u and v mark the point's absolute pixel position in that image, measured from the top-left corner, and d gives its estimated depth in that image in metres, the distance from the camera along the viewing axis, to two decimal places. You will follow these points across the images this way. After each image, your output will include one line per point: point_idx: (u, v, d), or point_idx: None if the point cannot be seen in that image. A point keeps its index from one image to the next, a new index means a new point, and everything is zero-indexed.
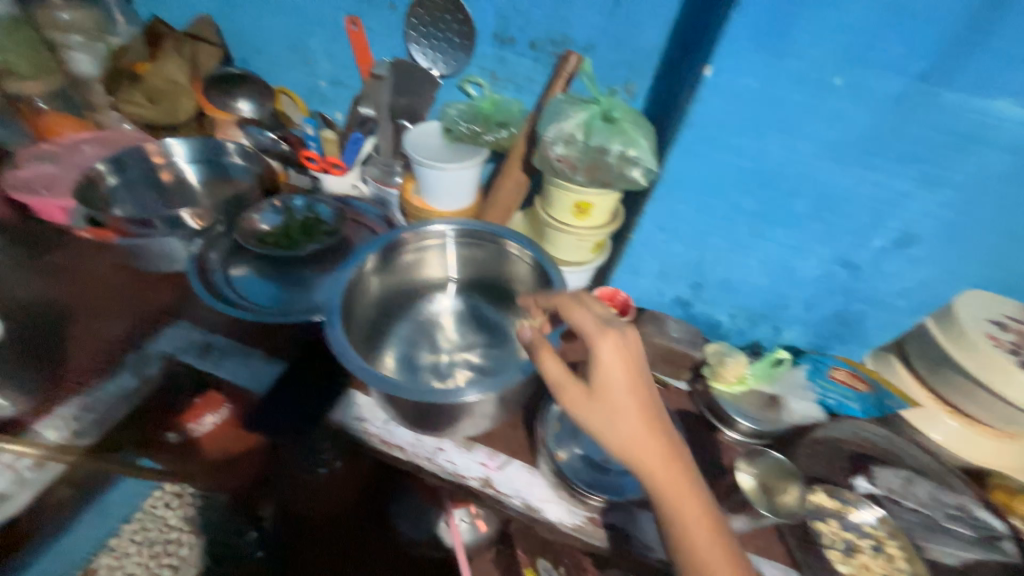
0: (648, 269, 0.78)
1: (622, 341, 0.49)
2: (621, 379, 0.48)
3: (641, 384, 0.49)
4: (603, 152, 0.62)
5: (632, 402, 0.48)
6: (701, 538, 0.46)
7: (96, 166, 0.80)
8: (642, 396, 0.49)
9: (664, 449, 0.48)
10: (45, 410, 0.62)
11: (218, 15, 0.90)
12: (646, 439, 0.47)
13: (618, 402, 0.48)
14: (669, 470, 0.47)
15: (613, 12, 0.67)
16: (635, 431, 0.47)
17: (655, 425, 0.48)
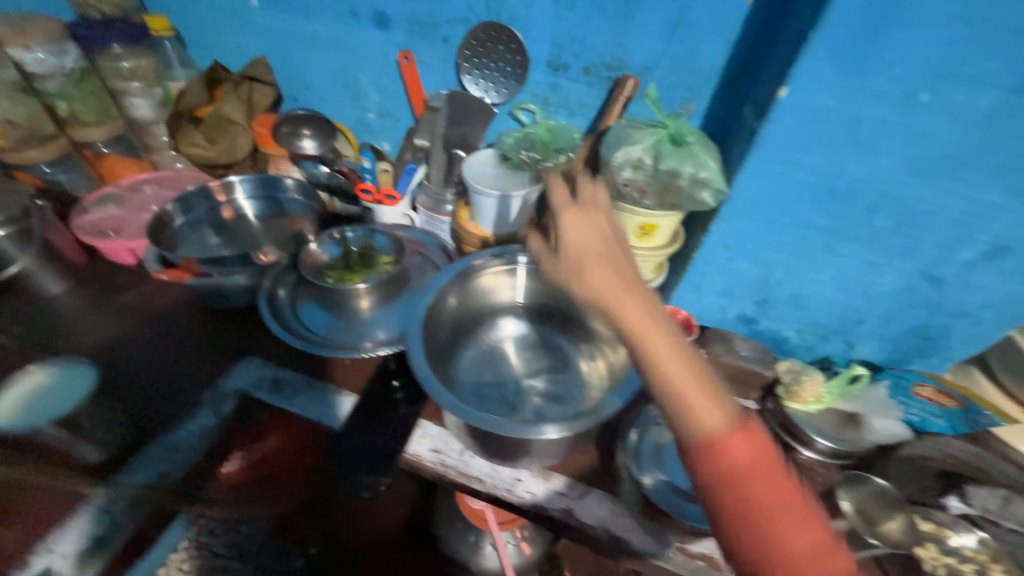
0: (710, 287, 0.77)
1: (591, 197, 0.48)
2: (581, 224, 0.46)
3: (604, 228, 0.46)
4: (675, 175, 0.61)
5: (601, 241, 0.45)
6: (681, 374, 0.38)
7: (166, 208, 0.82)
8: (607, 234, 0.45)
9: (626, 279, 0.42)
10: (136, 454, 0.63)
11: (271, 55, 0.93)
12: (613, 275, 0.42)
13: (583, 242, 0.44)
14: (636, 300, 0.41)
15: (671, 35, 0.67)
16: (597, 265, 0.43)
17: (617, 260, 0.44)
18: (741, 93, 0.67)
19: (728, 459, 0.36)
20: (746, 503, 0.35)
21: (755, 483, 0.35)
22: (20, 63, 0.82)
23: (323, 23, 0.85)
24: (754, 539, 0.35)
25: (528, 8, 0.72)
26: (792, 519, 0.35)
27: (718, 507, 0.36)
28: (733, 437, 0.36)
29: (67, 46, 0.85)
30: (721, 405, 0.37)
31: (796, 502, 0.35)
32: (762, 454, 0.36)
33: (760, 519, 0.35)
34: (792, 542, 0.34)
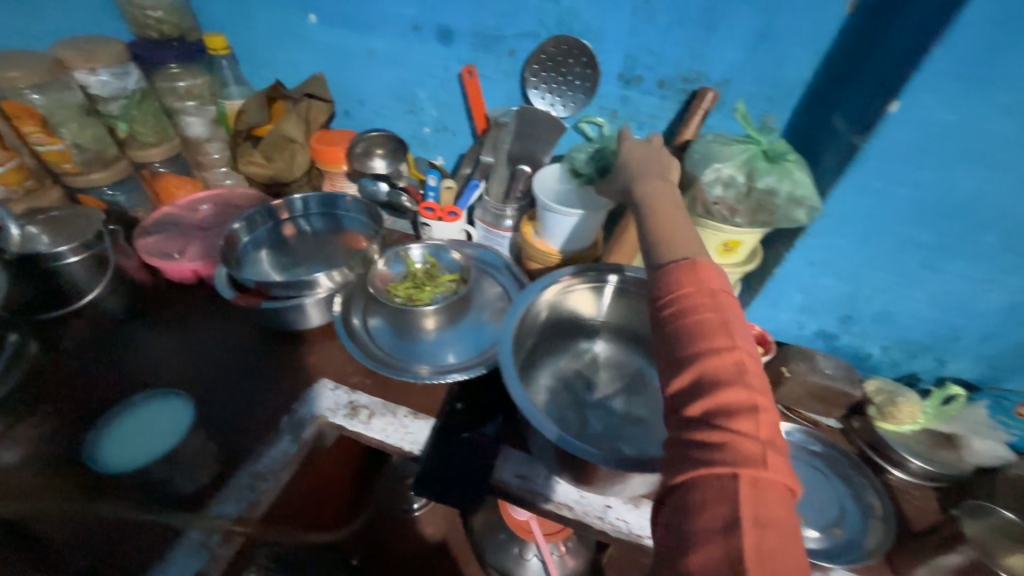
0: (789, 303, 0.75)
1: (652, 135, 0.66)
2: (634, 144, 0.64)
3: (645, 147, 0.63)
4: (772, 194, 0.59)
5: (648, 151, 0.63)
6: (671, 219, 0.51)
7: (233, 228, 0.81)
8: (656, 150, 0.63)
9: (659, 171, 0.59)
10: (221, 484, 0.60)
11: (326, 71, 0.92)
12: (650, 168, 0.59)
13: (633, 151, 0.63)
14: (655, 181, 0.57)
15: (756, 46, 0.65)
16: (641, 161, 0.61)
17: (657, 159, 0.61)
18: (831, 105, 0.64)
19: (680, 276, 0.43)
20: (682, 306, 0.42)
21: (695, 298, 0.41)
22: (86, 87, 0.82)
23: (383, 38, 0.84)
24: (682, 339, 0.40)
25: (603, 20, 0.70)
26: (719, 329, 0.40)
27: (661, 314, 0.43)
28: (689, 261, 0.44)
29: (129, 68, 0.85)
30: (691, 250, 0.46)
31: (726, 319, 0.40)
32: (708, 284, 0.42)
33: (689, 321, 0.40)
34: (707, 342, 0.39)
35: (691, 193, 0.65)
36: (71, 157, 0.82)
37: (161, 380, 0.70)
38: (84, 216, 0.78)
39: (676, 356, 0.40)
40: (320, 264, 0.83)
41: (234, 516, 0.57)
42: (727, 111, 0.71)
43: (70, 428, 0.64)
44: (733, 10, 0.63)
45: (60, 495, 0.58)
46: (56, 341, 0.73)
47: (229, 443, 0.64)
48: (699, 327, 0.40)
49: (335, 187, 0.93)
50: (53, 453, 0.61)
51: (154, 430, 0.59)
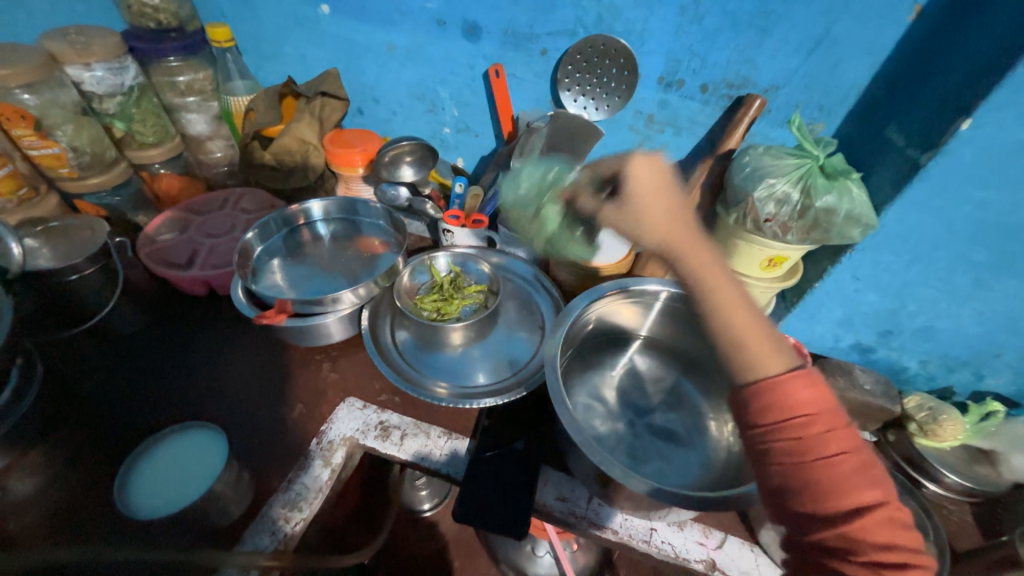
0: (827, 316, 0.74)
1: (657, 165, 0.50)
2: (645, 188, 0.49)
3: (663, 190, 0.49)
4: (830, 212, 0.57)
5: (661, 194, 0.49)
6: (738, 311, 0.42)
7: (247, 238, 0.76)
8: (669, 191, 0.49)
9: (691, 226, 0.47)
10: (255, 516, 0.57)
11: (339, 66, 0.86)
12: (681, 230, 0.46)
13: (650, 203, 0.48)
14: (705, 254, 0.45)
15: (810, 52, 0.62)
16: (655, 220, 0.47)
17: (672, 209, 0.48)
18: (885, 115, 0.62)
19: (786, 398, 0.38)
20: (801, 442, 0.37)
21: (818, 430, 0.37)
22: (80, 83, 0.76)
23: (403, 32, 0.78)
24: (814, 486, 0.36)
25: (646, 20, 0.65)
26: (855, 474, 0.36)
27: (776, 449, 0.38)
28: (794, 377, 0.38)
29: (126, 62, 0.78)
30: (780, 350, 0.41)
31: (858, 456, 0.36)
32: (823, 410, 0.37)
33: (825, 459, 0.36)
34: (848, 492, 0.35)
35: (740, 209, 0.62)
36: (67, 162, 0.75)
37: (179, 407, 0.67)
38: (86, 228, 0.71)
39: (810, 504, 0.36)
40: (340, 273, 0.78)
41: (270, 550, 0.54)
42: (774, 119, 0.68)
43: (87, 462, 0.60)
44: (789, 13, 0.60)
45: (78, 539, 0.54)
46: (69, 367, 0.70)
47: (261, 468, 0.61)
48: (834, 471, 0.36)
49: (351, 191, 0.89)
50: (70, 491, 0.58)
51: (197, 458, 0.57)
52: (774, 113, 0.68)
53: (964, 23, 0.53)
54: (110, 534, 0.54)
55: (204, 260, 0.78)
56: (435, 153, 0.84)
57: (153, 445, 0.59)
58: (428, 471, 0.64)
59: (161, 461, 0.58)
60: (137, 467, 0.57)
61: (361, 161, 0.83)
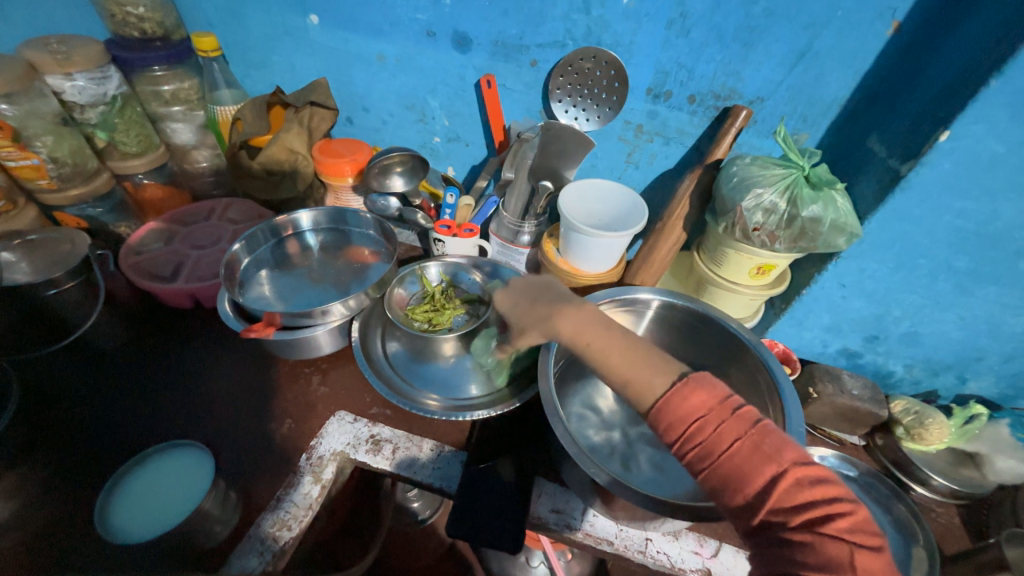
0: (815, 322, 0.75)
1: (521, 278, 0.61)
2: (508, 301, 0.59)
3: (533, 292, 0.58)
4: (816, 222, 0.58)
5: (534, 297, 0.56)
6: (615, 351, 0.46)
7: (233, 250, 0.74)
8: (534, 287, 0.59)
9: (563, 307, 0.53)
10: (242, 535, 0.55)
11: (328, 75, 0.85)
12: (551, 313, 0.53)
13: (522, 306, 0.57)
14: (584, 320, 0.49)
15: (794, 65, 0.63)
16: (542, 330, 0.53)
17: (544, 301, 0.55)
18: (868, 125, 0.64)
19: (675, 413, 0.40)
20: (701, 446, 0.38)
21: (710, 428, 0.38)
22: (60, 92, 0.74)
23: (393, 43, 0.78)
24: (728, 480, 0.37)
25: (635, 32, 0.66)
26: (752, 455, 0.36)
27: (688, 459, 0.39)
28: (679, 388, 0.40)
29: (110, 71, 0.77)
30: (664, 368, 0.43)
31: (750, 436, 0.37)
32: (708, 407, 0.39)
33: (718, 457, 0.37)
34: (754, 475, 0.36)
35: (729, 218, 0.63)
36: (46, 173, 0.73)
37: (164, 424, 0.65)
38: (67, 241, 0.69)
39: (732, 497, 0.37)
40: (328, 284, 0.77)
41: (257, 571, 0.52)
42: (760, 129, 0.69)
43: (66, 485, 0.58)
44: (773, 27, 0.61)
45: (54, 566, 0.51)
46: (46, 384, 0.67)
47: (248, 486, 0.60)
48: (735, 458, 0.37)
49: (340, 201, 0.89)
50: (47, 515, 0.55)
51: (180, 471, 0.57)
52: (760, 123, 0.69)
53: (942, 36, 0.55)
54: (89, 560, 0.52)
55: (190, 272, 0.77)
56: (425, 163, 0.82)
57: (119, 481, 0.56)
58: (419, 485, 0.63)
59: (134, 494, 0.55)
60: (116, 489, 0.55)
61: (351, 171, 0.82)
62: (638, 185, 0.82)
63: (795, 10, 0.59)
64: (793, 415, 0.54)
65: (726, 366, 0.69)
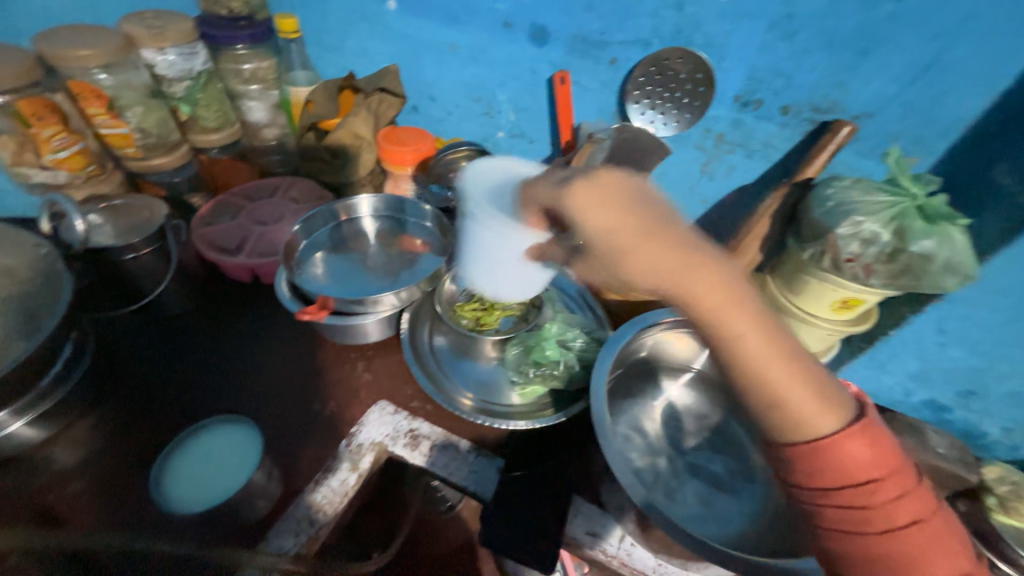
0: (901, 366, 0.70)
1: (601, 176, 0.37)
2: (607, 218, 0.36)
3: (638, 204, 0.36)
4: (925, 258, 0.52)
5: (636, 228, 0.36)
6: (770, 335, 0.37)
7: (294, 230, 0.75)
8: (642, 213, 0.36)
9: (689, 245, 0.36)
10: (279, 517, 0.56)
11: (401, 62, 0.84)
12: (677, 253, 0.35)
13: (621, 248, 0.36)
14: (718, 285, 0.36)
15: (914, 81, 0.57)
16: (661, 274, 0.36)
17: (659, 245, 0.35)
18: (993, 155, 0.56)
19: (844, 462, 0.36)
20: (869, 513, 0.36)
21: (889, 499, 0.36)
22: (153, 66, 0.78)
23: (468, 33, 0.76)
24: (896, 563, 0.36)
25: (730, 34, 0.61)
26: (926, 540, 0.36)
27: (850, 521, 0.37)
28: (857, 438, 0.36)
29: (197, 48, 0.80)
30: (824, 395, 0.37)
31: (931, 520, 0.36)
32: (885, 475, 0.36)
33: (900, 541, 0.36)
34: (927, 563, 0.36)
35: (819, 245, 0.57)
36: (133, 142, 0.78)
37: (218, 395, 0.67)
38: (146, 209, 0.72)
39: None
40: (380, 271, 0.77)
41: (292, 553, 0.53)
42: (860, 150, 0.63)
43: (127, 444, 0.61)
44: (897, 35, 0.55)
45: (117, 521, 0.54)
46: (118, 342, 0.71)
47: (291, 466, 0.61)
48: (913, 540, 0.36)
49: (398, 189, 0.88)
50: (106, 470, 0.58)
51: (201, 475, 0.56)
52: (863, 141, 0.62)
53: None
54: (142, 523, 0.54)
55: (252, 248, 0.79)
56: (492, 159, 0.81)
57: (173, 452, 0.57)
58: (455, 488, 0.62)
59: (187, 464, 0.57)
60: (169, 459, 0.57)
61: (412, 160, 0.82)
62: (710, 199, 0.76)
63: (922, 18, 0.53)
64: None
65: None
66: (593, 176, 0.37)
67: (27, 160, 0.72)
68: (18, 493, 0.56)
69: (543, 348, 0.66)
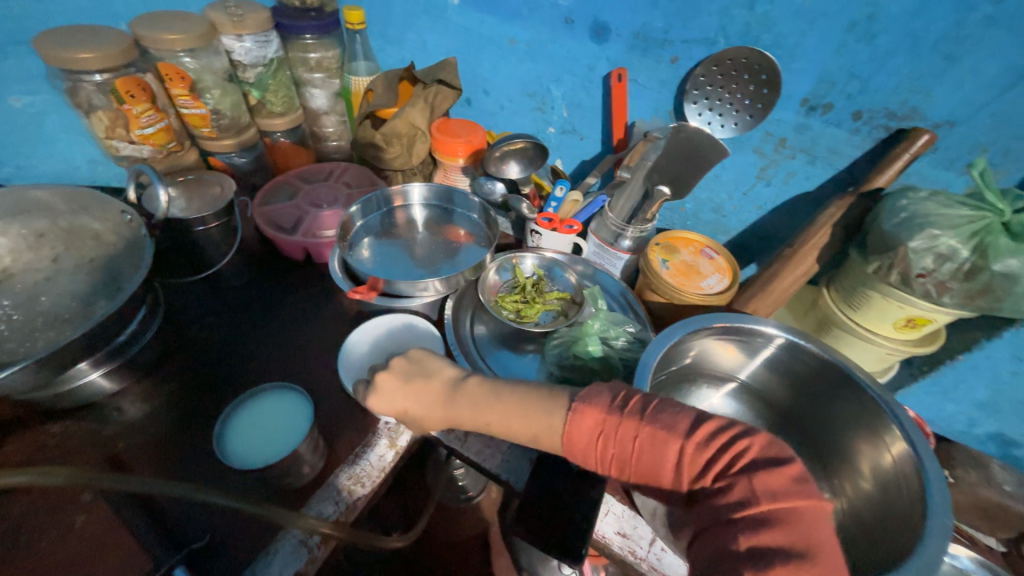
0: (966, 395, 0.68)
1: (388, 368, 0.55)
2: (394, 402, 0.53)
3: (405, 374, 0.54)
4: (1010, 279, 0.49)
5: (401, 388, 0.53)
6: (513, 410, 0.48)
7: (349, 212, 0.79)
8: (402, 377, 0.54)
9: (440, 386, 0.52)
10: (319, 487, 0.58)
11: (459, 55, 0.86)
12: (433, 393, 0.52)
13: (413, 409, 0.52)
14: (459, 402, 0.51)
15: (1007, 89, 0.53)
16: (435, 414, 0.52)
17: (421, 395, 0.52)
18: None
19: (584, 441, 0.44)
20: (617, 454, 0.42)
21: (610, 437, 0.43)
22: (231, 51, 0.83)
23: (528, 28, 0.76)
24: (657, 475, 0.41)
25: (804, 34, 0.59)
26: (652, 443, 0.41)
27: (617, 470, 0.43)
28: (571, 419, 0.44)
29: (271, 36, 0.84)
30: (549, 408, 0.46)
31: (639, 427, 0.42)
32: (601, 427, 0.43)
33: (635, 459, 0.42)
34: (663, 461, 0.41)
35: (887, 258, 0.54)
36: (209, 122, 0.83)
37: (268, 364, 0.71)
38: (217, 185, 0.77)
39: (664, 482, 0.41)
40: (427, 258, 0.79)
41: (331, 519, 0.55)
42: (940, 160, 0.59)
43: (189, 404, 0.65)
44: (992, 38, 0.51)
45: (172, 474, 0.58)
46: (181, 309, 0.76)
47: (334, 440, 0.63)
48: (639, 448, 0.42)
49: (446, 179, 0.90)
50: (170, 426, 0.63)
51: (262, 437, 0.59)
52: (941, 153, 0.59)
53: None
54: (200, 475, 0.58)
55: (307, 228, 0.82)
56: (545, 156, 0.81)
57: (232, 414, 0.61)
58: (488, 475, 0.63)
59: (242, 425, 0.60)
60: (226, 422, 0.60)
61: (463, 152, 0.83)
62: (766, 205, 0.74)
63: None
64: (936, 502, 0.46)
65: (848, 426, 0.59)
66: (376, 383, 0.53)
67: (118, 134, 0.78)
68: (94, 437, 0.61)
69: (588, 341, 0.65)
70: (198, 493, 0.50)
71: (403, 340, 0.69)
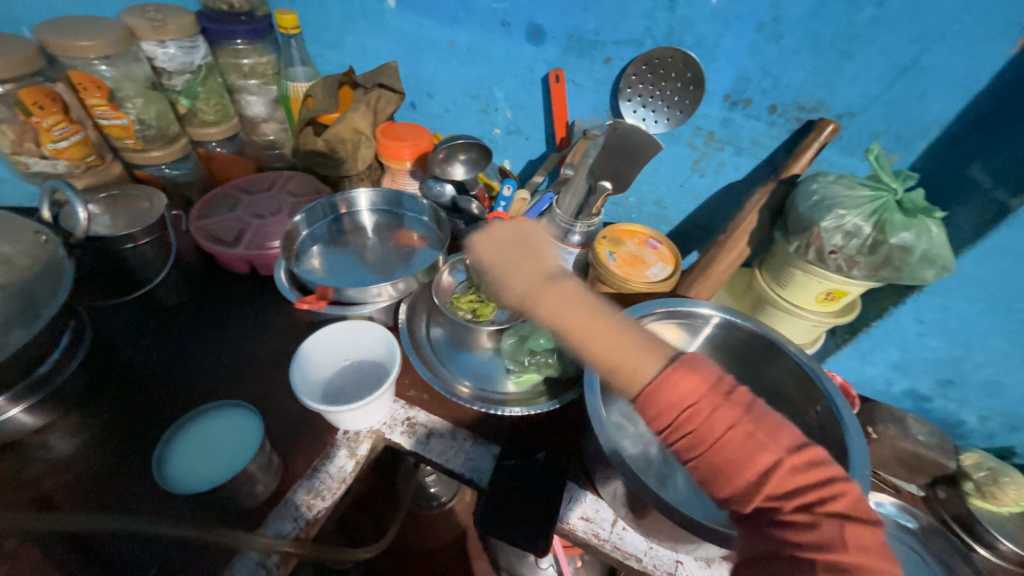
0: (883, 359, 0.75)
1: (485, 234, 0.64)
2: (491, 253, 0.60)
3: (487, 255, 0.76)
4: (905, 250, 0.55)
5: (513, 244, 0.60)
6: (595, 326, 0.45)
7: (293, 221, 0.77)
8: (518, 241, 0.61)
9: (545, 268, 0.54)
10: (275, 507, 0.56)
11: (400, 58, 0.86)
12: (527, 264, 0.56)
13: (496, 266, 0.58)
14: (543, 298, 0.48)
15: (894, 81, 0.59)
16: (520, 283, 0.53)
17: (528, 264, 0.54)
18: (971, 153, 0.59)
19: (669, 397, 0.39)
20: (697, 431, 0.39)
21: (701, 415, 0.39)
22: (153, 58, 0.79)
23: (465, 30, 0.77)
24: (723, 474, 0.39)
25: (720, 34, 0.63)
26: (744, 441, 0.38)
27: (676, 446, 0.40)
28: (673, 373, 0.40)
29: (197, 41, 0.81)
30: (641, 353, 0.42)
31: (745, 423, 0.38)
32: (699, 398, 0.39)
33: (712, 448, 0.39)
34: (749, 461, 0.38)
35: (804, 238, 0.59)
36: (133, 133, 0.78)
37: (213, 383, 0.68)
38: (145, 199, 0.72)
39: (724, 489, 0.39)
40: (379, 263, 0.78)
41: (291, 536, 0.53)
42: (845, 147, 0.66)
43: (124, 432, 0.61)
44: (879, 36, 0.57)
45: (108, 509, 0.54)
46: (112, 333, 0.72)
47: (289, 455, 0.61)
48: (730, 442, 0.38)
49: (394, 183, 0.89)
50: (104, 458, 0.59)
51: (209, 458, 0.56)
52: (845, 140, 0.65)
53: None
54: (141, 507, 0.55)
55: (249, 239, 0.79)
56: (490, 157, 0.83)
57: (175, 435, 0.58)
58: (451, 476, 0.63)
59: (188, 447, 0.57)
60: (168, 445, 0.57)
61: (410, 155, 0.83)
62: (701, 195, 0.78)
63: (909, 18, 0.55)
64: (856, 453, 0.50)
65: (783, 395, 0.64)
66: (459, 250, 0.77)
67: (26, 148, 0.73)
68: (14, 479, 0.56)
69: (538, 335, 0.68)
70: (139, 525, 0.47)
71: (354, 349, 0.68)
